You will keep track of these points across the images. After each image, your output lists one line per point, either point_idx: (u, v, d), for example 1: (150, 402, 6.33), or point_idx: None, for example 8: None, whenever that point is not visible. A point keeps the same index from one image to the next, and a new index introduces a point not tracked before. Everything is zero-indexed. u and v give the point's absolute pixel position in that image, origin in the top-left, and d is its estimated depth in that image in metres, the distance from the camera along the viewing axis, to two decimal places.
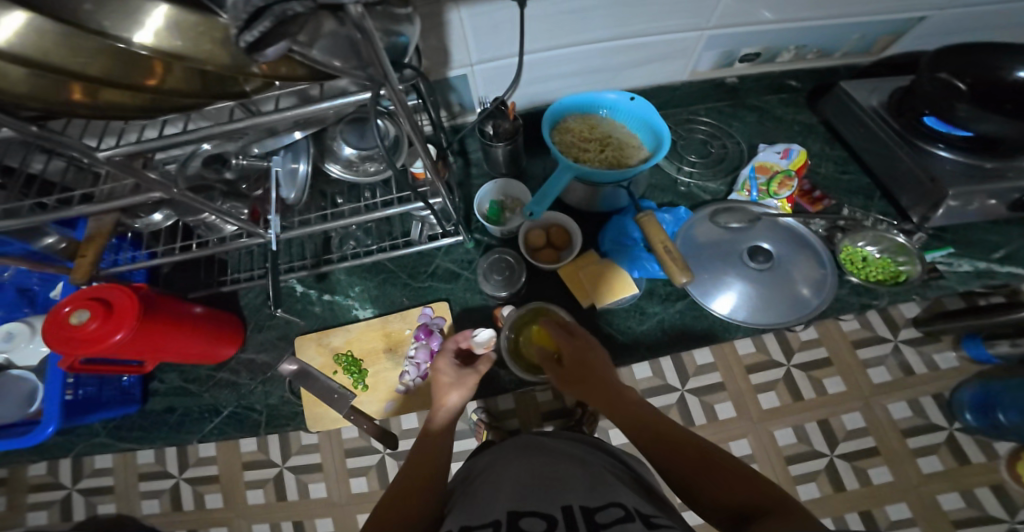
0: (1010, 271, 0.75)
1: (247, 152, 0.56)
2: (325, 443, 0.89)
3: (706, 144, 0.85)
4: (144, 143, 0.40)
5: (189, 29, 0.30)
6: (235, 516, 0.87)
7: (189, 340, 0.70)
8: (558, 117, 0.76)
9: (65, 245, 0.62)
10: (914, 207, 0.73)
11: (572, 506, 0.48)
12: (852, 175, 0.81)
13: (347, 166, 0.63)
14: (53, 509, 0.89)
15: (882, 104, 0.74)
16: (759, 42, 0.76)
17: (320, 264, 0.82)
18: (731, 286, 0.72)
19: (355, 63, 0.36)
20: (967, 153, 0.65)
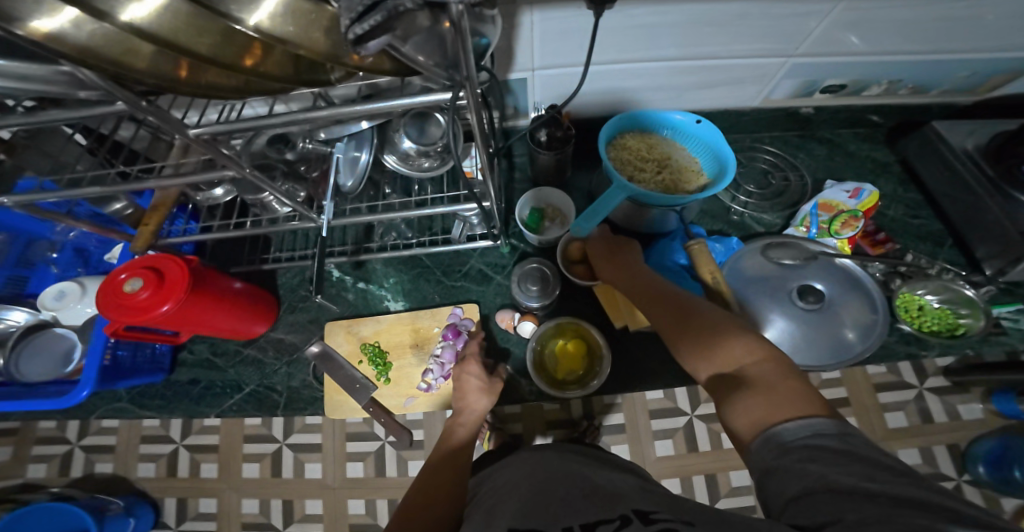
0: None
1: (314, 136, 0.56)
2: (328, 426, 0.87)
3: (767, 174, 0.84)
4: (234, 122, 0.41)
5: (301, 15, 0.31)
6: (225, 488, 0.87)
7: (227, 314, 0.71)
8: (618, 131, 0.75)
9: (132, 211, 0.62)
10: (989, 259, 0.71)
11: (572, 528, 0.44)
12: (924, 220, 0.79)
13: (403, 158, 0.62)
14: (52, 463, 0.90)
15: (979, 147, 0.70)
16: (847, 75, 0.73)
17: (359, 251, 0.82)
18: (774, 323, 0.70)
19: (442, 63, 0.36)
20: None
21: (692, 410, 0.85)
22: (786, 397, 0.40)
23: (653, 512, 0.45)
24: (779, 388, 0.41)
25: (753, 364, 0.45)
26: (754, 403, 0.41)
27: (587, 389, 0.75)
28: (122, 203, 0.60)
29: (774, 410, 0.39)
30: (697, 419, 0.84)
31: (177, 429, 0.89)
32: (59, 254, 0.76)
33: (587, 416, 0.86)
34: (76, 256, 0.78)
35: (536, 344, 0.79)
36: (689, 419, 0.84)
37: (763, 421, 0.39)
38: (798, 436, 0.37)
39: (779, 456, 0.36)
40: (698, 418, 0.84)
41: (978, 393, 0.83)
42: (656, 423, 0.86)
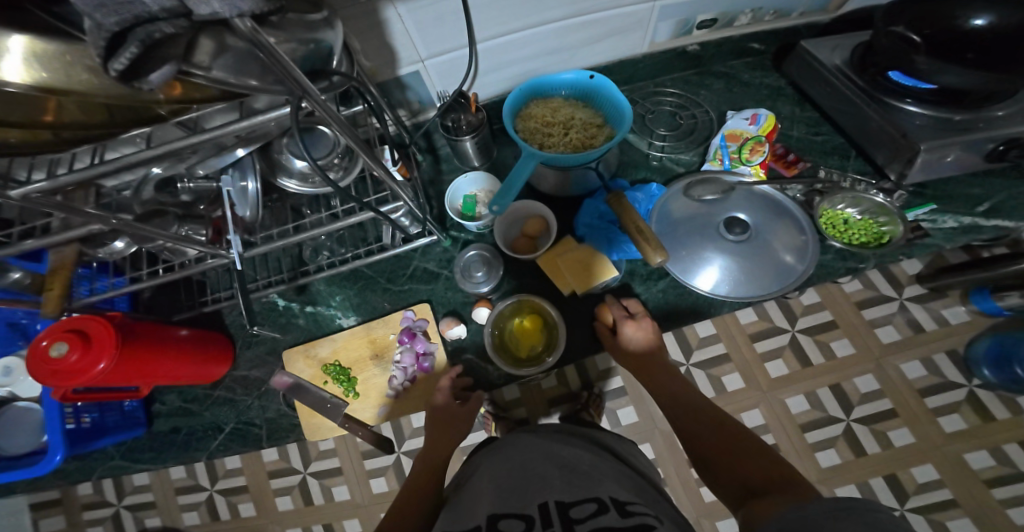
0: (997, 224, 0.70)
1: (193, 174, 0.58)
2: (343, 449, 1.02)
3: (674, 116, 0.85)
4: (61, 178, 0.42)
5: (53, 58, 0.29)
6: (270, 521, 1.02)
7: (177, 364, 0.73)
8: (521, 102, 0.76)
9: (31, 280, 0.65)
10: (890, 165, 0.71)
11: (548, 502, 0.50)
12: (826, 136, 0.80)
13: (303, 179, 0.63)
14: (106, 524, 1.05)
15: (845, 61, 0.73)
16: (715, 7, 0.75)
17: (297, 276, 0.83)
18: (711, 261, 0.71)
19: (272, 79, 0.36)
20: (935, 107, 0.63)
21: (687, 359, 1.02)
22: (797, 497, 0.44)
23: (629, 503, 0.50)
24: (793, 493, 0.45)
25: (770, 478, 0.49)
26: (774, 499, 0.45)
27: (542, 366, 0.74)
28: (16, 273, 0.64)
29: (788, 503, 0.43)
30: (692, 366, 1.00)
31: (206, 478, 1.05)
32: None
33: (586, 387, 1.05)
34: (10, 331, 0.80)
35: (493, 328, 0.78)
36: (686, 367, 1.00)
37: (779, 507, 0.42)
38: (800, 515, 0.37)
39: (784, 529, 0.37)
40: (693, 365, 1.00)
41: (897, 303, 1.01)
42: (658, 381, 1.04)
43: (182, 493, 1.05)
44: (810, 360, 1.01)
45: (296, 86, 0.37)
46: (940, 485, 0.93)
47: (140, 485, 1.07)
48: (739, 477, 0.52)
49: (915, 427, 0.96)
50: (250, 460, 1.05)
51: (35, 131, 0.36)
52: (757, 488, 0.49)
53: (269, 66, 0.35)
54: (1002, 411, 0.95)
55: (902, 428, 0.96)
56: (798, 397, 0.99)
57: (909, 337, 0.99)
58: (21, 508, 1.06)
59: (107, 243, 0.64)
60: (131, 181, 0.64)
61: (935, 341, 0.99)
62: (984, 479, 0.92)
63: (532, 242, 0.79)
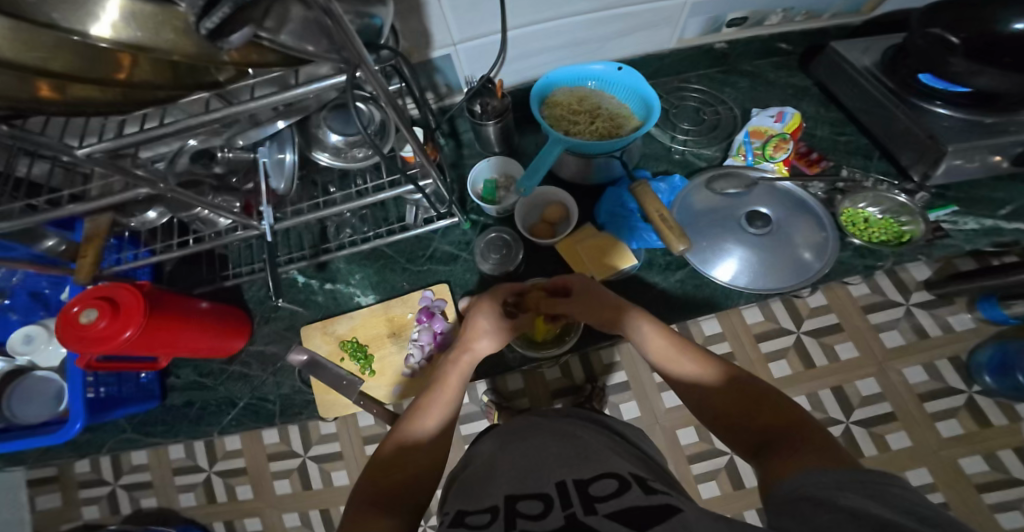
0: (1018, 228, 0.72)
1: (233, 144, 0.59)
2: (343, 432, 1.05)
3: (698, 111, 0.86)
4: (124, 138, 0.43)
5: (147, 19, 0.31)
6: (267, 505, 1.03)
7: (199, 334, 0.74)
8: (549, 91, 0.77)
9: (65, 247, 0.66)
10: (914, 166, 0.72)
11: (566, 482, 0.50)
12: (849, 136, 0.81)
13: (336, 153, 0.63)
14: (102, 504, 1.06)
15: (875, 63, 0.74)
16: (745, 6, 0.76)
17: (319, 253, 0.84)
18: (731, 253, 0.72)
19: (329, 47, 0.37)
20: (967, 110, 0.65)
21: None
22: (823, 454, 0.39)
23: (649, 480, 0.51)
24: (818, 448, 0.40)
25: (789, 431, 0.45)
26: (797, 458, 0.40)
27: (563, 347, 0.78)
28: (52, 240, 0.64)
29: (809, 462, 0.38)
30: None
31: (205, 459, 1.06)
32: (13, 300, 0.78)
33: (590, 381, 1.08)
34: (32, 300, 0.81)
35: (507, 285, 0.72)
36: None
37: (798, 470, 0.38)
38: (820, 481, 0.35)
39: (795, 499, 0.35)
40: None
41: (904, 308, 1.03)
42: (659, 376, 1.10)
43: (180, 474, 1.05)
44: (814, 362, 1.02)
45: (353, 54, 0.38)
46: (934, 488, 0.94)
47: (137, 465, 1.07)
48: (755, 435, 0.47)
49: (913, 431, 0.98)
50: (250, 441, 1.07)
51: (103, 88, 0.37)
52: (779, 443, 0.44)
53: (335, 36, 0.36)
54: (1000, 418, 0.97)
55: (900, 432, 0.98)
56: (801, 397, 1.01)
57: (913, 342, 1.01)
58: (19, 483, 1.06)
59: (140, 213, 0.65)
60: (165, 153, 0.66)
61: (941, 346, 1.01)
62: (977, 484, 0.94)
63: (551, 228, 0.80)
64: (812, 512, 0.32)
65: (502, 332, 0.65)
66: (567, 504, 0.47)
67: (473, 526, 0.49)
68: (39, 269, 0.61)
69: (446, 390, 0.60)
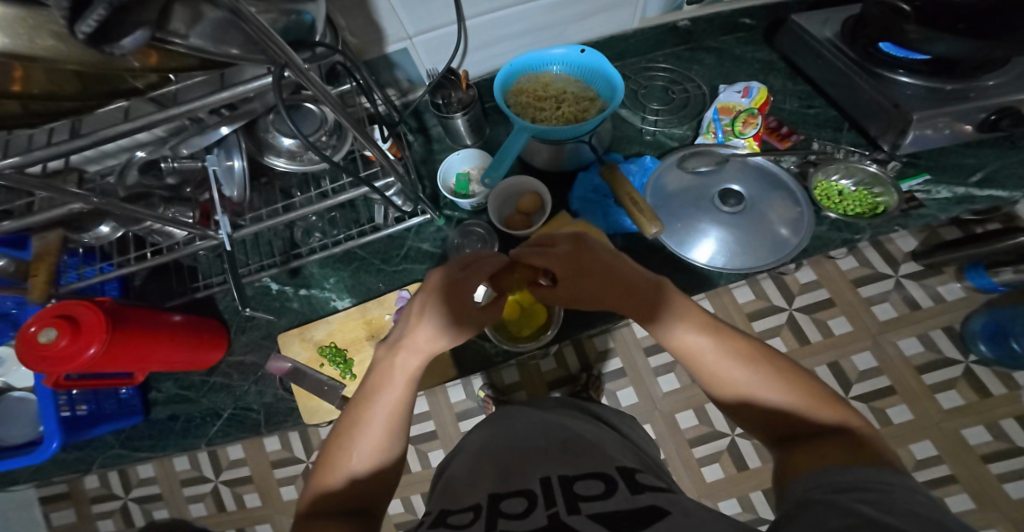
0: (991, 194, 0.70)
1: (178, 152, 0.57)
2: None
3: (667, 90, 0.84)
4: (36, 152, 0.40)
5: (16, 25, 0.29)
6: (275, 511, 1.03)
7: (170, 349, 0.72)
8: (512, 78, 0.75)
9: (15, 267, 0.64)
10: (883, 136, 0.71)
11: (550, 478, 0.49)
12: (819, 109, 0.79)
13: (291, 157, 0.62)
14: (115, 517, 1.06)
15: (836, 33, 0.72)
16: None
17: (289, 259, 0.83)
18: (707, 233, 0.71)
19: (253, 48, 0.36)
20: (928, 77, 0.63)
21: None
22: (858, 454, 0.36)
23: (637, 471, 0.49)
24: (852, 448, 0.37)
25: (814, 420, 0.41)
26: (829, 457, 0.36)
27: (542, 340, 0.75)
28: (2, 259, 0.63)
29: (845, 462, 0.35)
30: None
31: (211, 470, 1.06)
32: None
33: (585, 370, 1.06)
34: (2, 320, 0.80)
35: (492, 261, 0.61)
36: None
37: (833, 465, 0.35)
38: (838, 482, 0.32)
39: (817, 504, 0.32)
40: None
41: (891, 280, 1.01)
42: (655, 361, 1.08)
43: (188, 485, 1.06)
44: (808, 338, 1.00)
45: (278, 54, 0.36)
46: (939, 461, 0.93)
47: (144, 478, 1.08)
48: (771, 415, 0.44)
49: (914, 404, 0.96)
50: (252, 449, 1.06)
51: (4, 101, 0.37)
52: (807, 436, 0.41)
53: (254, 37, 0.35)
54: (999, 387, 0.95)
55: (901, 405, 0.96)
56: None
57: (906, 315, 0.99)
58: (31, 501, 1.07)
59: (93, 228, 0.65)
60: (114, 166, 0.65)
61: (930, 318, 0.99)
62: (982, 455, 0.92)
63: (528, 218, 0.78)
64: (803, 517, 0.29)
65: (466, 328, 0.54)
66: (550, 500, 0.45)
67: (453, 524, 0.46)
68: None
69: (392, 394, 0.50)
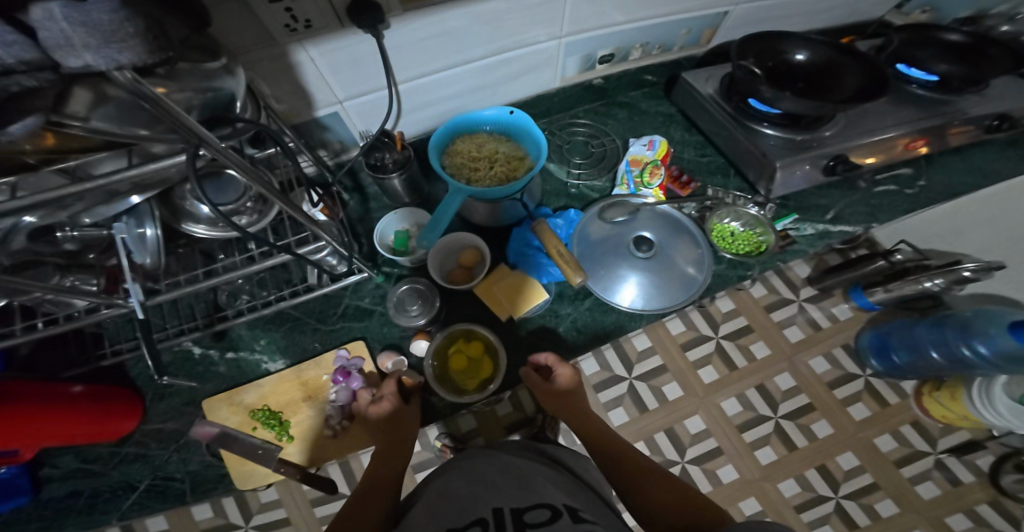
0: (843, 229, 0.82)
1: (78, 222, 0.53)
2: (287, 496, 0.90)
3: (586, 144, 0.91)
4: None
5: None
6: None
7: (67, 424, 0.65)
8: (444, 140, 0.79)
9: None
10: (759, 182, 0.80)
11: (502, 509, 0.51)
12: (710, 157, 0.89)
13: (212, 224, 0.60)
14: None
15: (717, 90, 0.82)
16: (610, 43, 0.81)
17: (213, 322, 0.79)
18: (625, 278, 0.77)
19: (162, 127, 0.37)
20: (785, 128, 0.73)
21: (630, 374, 1.06)
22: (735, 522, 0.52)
23: (580, 509, 0.52)
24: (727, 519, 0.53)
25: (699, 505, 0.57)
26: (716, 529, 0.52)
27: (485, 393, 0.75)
28: None
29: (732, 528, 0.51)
30: (634, 380, 1.05)
31: None
32: None
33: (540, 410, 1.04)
34: None
35: (431, 339, 0.80)
36: (629, 381, 1.05)
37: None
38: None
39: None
40: (635, 379, 1.05)
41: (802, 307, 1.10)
42: (605, 396, 1.05)
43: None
44: (735, 364, 1.08)
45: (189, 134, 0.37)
46: (861, 471, 1.00)
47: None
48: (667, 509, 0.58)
49: (832, 418, 1.04)
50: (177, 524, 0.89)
51: None
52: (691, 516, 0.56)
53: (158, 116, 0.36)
54: (894, 396, 1.05)
55: (822, 420, 1.04)
56: (732, 399, 1.06)
57: (810, 336, 1.09)
58: None
59: None
60: None
61: (831, 337, 1.08)
62: (893, 460, 1.01)
63: (467, 270, 0.82)
64: None
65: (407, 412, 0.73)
66: None
67: None
68: None
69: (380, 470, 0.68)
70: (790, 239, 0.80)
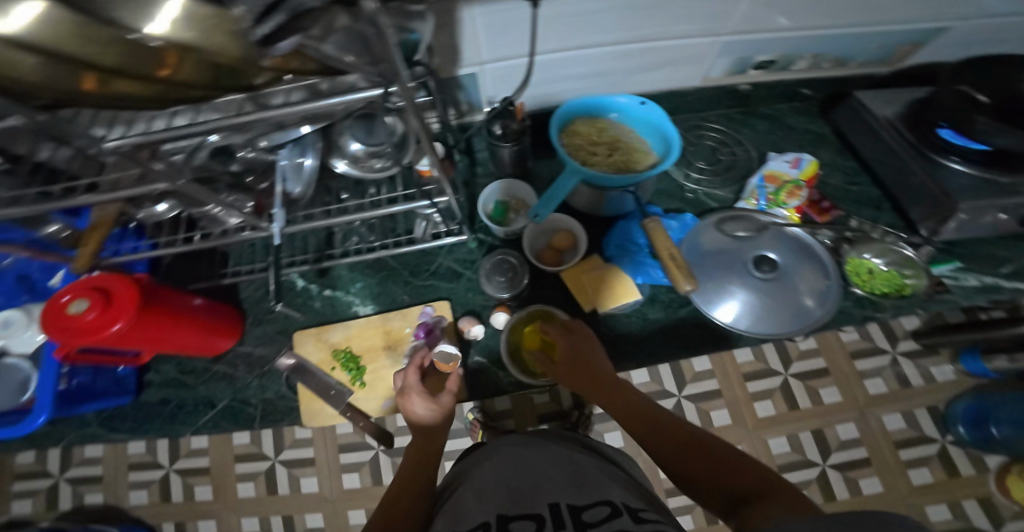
0: (1016, 286, 0.76)
1: (253, 144, 0.56)
2: (319, 441, 0.90)
3: (715, 151, 0.88)
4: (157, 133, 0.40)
5: (200, 20, 0.34)
6: (225, 510, 0.87)
7: (190, 331, 0.70)
8: (568, 119, 0.78)
9: (68, 234, 0.62)
10: (922, 221, 0.76)
11: (560, 505, 0.50)
12: (862, 186, 0.85)
13: (354, 161, 0.66)
14: (37, 497, 0.89)
15: (896, 114, 0.78)
16: (774, 50, 0.78)
17: (322, 259, 0.82)
18: (736, 295, 0.73)
19: (367, 58, 0.39)
20: (980, 167, 0.66)
21: (679, 391, 1.01)
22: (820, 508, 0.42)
23: (641, 509, 0.49)
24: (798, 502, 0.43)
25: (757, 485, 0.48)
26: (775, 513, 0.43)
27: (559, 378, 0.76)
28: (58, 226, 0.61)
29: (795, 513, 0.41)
30: (684, 398, 0.98)
31: (165, 453, 0.90)
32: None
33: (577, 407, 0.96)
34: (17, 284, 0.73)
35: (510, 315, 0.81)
36: (678, 399, 0.99)
37: (782, 519, 0.40)
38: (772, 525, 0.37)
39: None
40: (686, 398, 0.98)
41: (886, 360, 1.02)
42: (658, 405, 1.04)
43: None
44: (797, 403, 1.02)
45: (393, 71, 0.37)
46: None
47: None
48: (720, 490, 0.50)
49: (886, 478, 0.97)
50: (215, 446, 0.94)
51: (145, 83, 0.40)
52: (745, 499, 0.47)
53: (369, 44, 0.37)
54: (968, 468, 0.96)
55: (873, 477, 0.97)
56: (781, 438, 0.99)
57: (895, 390, 1.01)
58: None
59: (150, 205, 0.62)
60: None
61: (920, 397, 1.01)
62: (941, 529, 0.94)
63: (554, 253, 0.81)
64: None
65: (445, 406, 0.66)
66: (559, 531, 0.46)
67: None
68: (35, 254, 0.57)
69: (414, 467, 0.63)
70: (944, 287, 0.75)
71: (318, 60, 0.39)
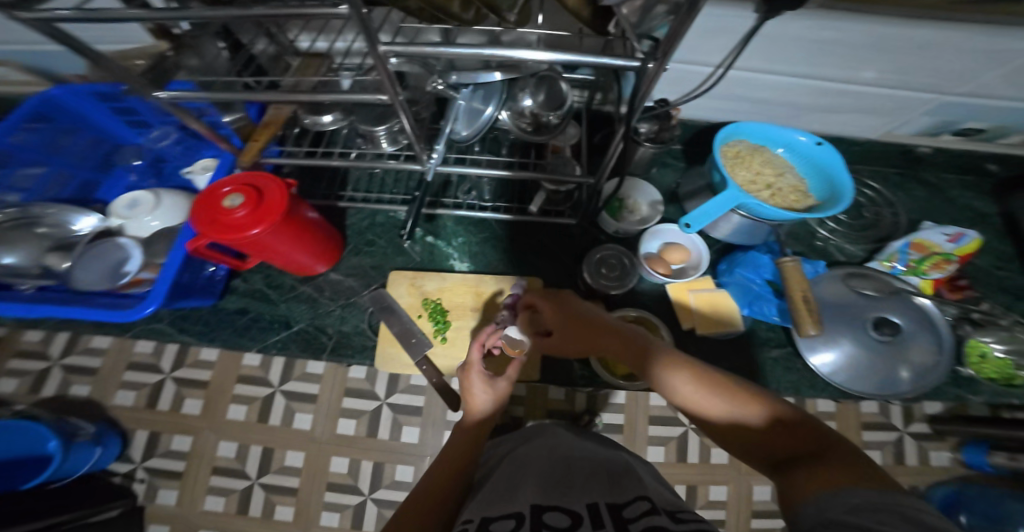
0: None
1: (446, 77, 0.53)
2: (328, 377, 0.82)
3: (860, 208, 0.89)
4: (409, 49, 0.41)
5: None
6: (207, 428, 0.80)
7: (301, 247, 0.69)
8: (732, 140, 0.78)
9: (240, 124, 0.66)
10: None
11: (598, 505, 0.44)
12: (1007, 272, 0.86)
13: (516, 114, 0.65)
14: (24, 379, 0.82)
15: None
16: (989, 121, 0.78)
17: (435, 203, 0.84)
18: (845, 348, 0.74)
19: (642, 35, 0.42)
20: None
21: None
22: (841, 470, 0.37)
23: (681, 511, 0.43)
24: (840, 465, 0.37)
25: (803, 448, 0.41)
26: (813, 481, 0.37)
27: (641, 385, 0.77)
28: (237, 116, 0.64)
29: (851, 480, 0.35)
30: None
31: (168, 360, 0.83)
32: (139, 161, 0.84)
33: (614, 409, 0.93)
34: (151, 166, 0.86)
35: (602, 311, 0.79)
36: None
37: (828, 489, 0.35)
38: (849, 503, 0.33)
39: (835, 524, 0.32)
40: None
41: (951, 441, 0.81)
42: None
43: (134, 370, 0.82)
44: None
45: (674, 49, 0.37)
46: None
47: (93, 349, 0.84)
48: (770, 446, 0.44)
49: None
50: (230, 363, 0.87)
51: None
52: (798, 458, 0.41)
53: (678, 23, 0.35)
54: None
55: None
56: None
57: None
58: None
59: (320, 116, 0.65)
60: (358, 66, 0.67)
61: None
62: None
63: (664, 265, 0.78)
64: None
65: (502, 387, 0.60)
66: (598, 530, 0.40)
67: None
68: (207, 136, 0.61)
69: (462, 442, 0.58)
70: None
71: (596, 8, 0.40)
